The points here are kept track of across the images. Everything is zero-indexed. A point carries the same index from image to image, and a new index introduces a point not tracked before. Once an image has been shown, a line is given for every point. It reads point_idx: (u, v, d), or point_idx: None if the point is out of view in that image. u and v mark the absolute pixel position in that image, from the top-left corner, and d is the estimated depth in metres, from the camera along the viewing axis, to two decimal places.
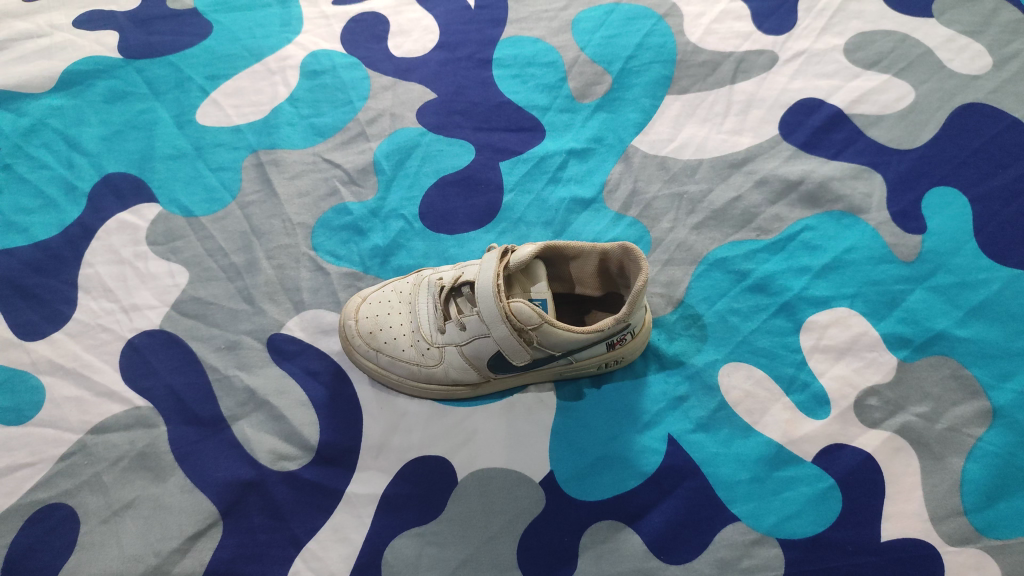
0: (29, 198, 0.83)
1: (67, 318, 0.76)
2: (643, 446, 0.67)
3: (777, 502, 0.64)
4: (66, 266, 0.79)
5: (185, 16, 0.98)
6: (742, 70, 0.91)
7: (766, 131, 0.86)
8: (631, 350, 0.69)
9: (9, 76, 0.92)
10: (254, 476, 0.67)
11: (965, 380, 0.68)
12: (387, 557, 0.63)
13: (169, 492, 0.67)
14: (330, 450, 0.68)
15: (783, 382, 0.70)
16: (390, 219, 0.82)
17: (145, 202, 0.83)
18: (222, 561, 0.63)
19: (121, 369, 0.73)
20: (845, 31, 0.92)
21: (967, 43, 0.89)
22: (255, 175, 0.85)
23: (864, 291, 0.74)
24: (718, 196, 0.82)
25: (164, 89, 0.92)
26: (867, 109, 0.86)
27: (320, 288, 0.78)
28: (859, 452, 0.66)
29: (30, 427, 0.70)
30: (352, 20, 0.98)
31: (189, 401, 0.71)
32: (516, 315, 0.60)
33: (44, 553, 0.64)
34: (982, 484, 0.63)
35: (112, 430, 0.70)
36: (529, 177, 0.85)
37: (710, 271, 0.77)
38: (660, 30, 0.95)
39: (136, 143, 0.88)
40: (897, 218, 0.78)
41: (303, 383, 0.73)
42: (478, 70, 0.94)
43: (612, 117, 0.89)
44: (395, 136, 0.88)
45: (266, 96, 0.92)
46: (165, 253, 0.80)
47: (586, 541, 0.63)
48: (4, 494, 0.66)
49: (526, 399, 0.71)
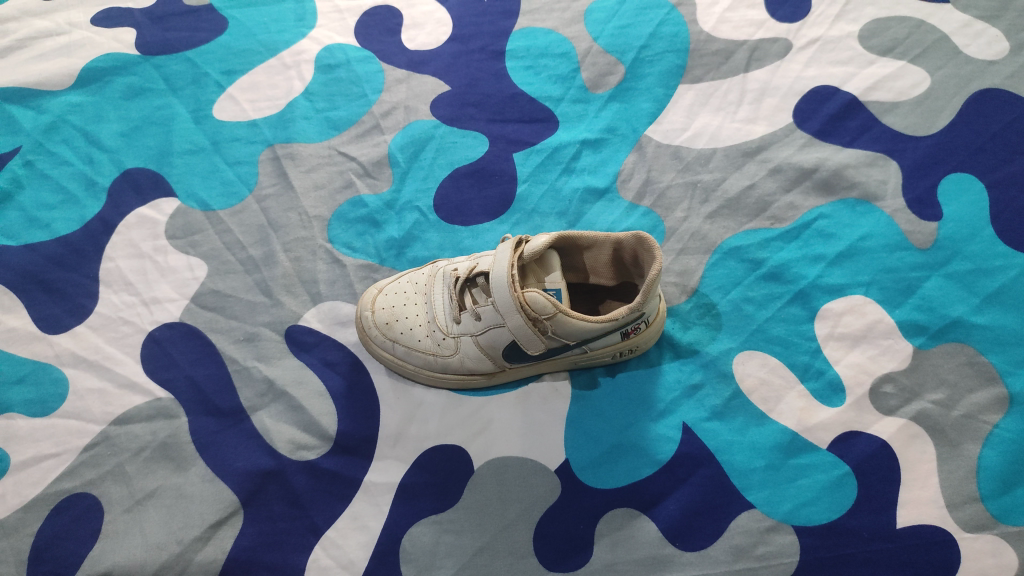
0: (50, 194, 0.85)
1: (89, 312, 0.77)
2: (658, 434, 0.68)
3: (792, 489, 0.64)
4: (87, 261, 0.80)
5: (200, 12, 0.99)
6: (755, 58, 0.91)
7: (780, 119, 0.86)
8: (646, 339, 0.69)
9: (28, 74, 0.93)
10: (274, 465, 0.68)
11: (981, 367, 0.68)
12: (406, 545, 0.64)
13: (190, 481, 0.68)
14: (348, 439, 0.69)
15: (798, 369, 0.70)
16: (405, 211, 0.83)
17: (163, 197, 0.84)
18: (243, 548, 0.65)
19: (143, 361, 0.74)
20: (859, 18, 0.92)
21: (983, 28, 0.89)
22: (272, 169, 0.86)
23: (879, 279, 0.74)
24: (732, 185, 0.82)
25: (181, 85, 0.93)
26: (882, 96, 0.86)
27: (336, 280, 0.79)
28: (874, 439, 0.66)
29: (55, 418, 0.71)
30: (365, 14, 0.99)
31: (209, 392, 0.72)
32: (531, 305, 0.61)
33: (70, 541, 0.65)
34: (999, 472, 0.63)
35: (134, 421, 0.71)
36: (542, 168, 0.85)
37: (724, 260, 0.77)
38: (673, 19, 0.95)
39: (155, 139, 0.89)
40: (913, 205, 0.78)
41: (321, 373, 0.74)
42: (491, 62, 0.94)
43: (625, 107, 0.89)
44: (409, 129, 0.89)
45: (281, 91, 0.93)
46: (184, 247, 0.81)
47: (602, 529, 0.64)
48: (30, 484, 0.68)
49: (541, 389, 0.71)
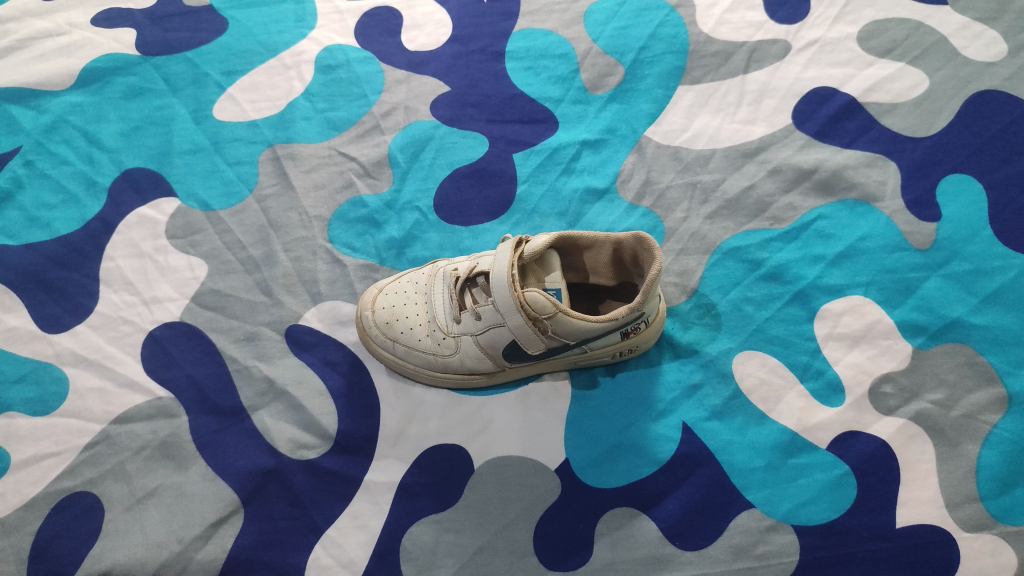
0: (51, 193, 0.85)
1: (89, 311, 0.77)
2: (658, 434, 0.68)
3: (792, 489, 0.64)
4: (88, 260, 0.80)
5: (201, 13, 0.99)
6: (754, 59, 0.91)
7: (779, 120, 0.86)
8: (646, 339, 0.69)
9: (29, 74, 0.93)
10: (274, 464, 0.68)
11: (980, 367, 0.68)
12: (406, 544, 0.64)
13: (190, 481, 0.68)
14: (348, 439, 0.70)
15: (797, 369, 0.70)
16: (405, 212, 0.83)
17: (164, 196, 0.85)
18: (243, 547, 0.65)
19: (143, 360, 0.74)
20: (858, 19, 0.92)
21: (982, 30, 0.89)
22: (272, 169, 0.86)
23: (878, 279, 0.74)
24: (731, 186, 0.82)
25: (181, 85, 0.93)
26: (881, 97, 0.86)
27: (336, 280, 0.79)
28: (874, 439, 0.66)
29: (55, 417, 0.71)
30: (366, 15, 0.99)
31: (209, 391, 0.73)
32: (530, 304, 0.61)
33: (70, 540, 0.65)
34: (998, 471, 0.63)
35: (134, 420, 0.71)
36: (542, 168, 0.85)
37: (723, 260, 0.78)
38: (672, 21, 0.95)
39: (155, 139, 0.89)
40: (912, 206, 0.78)
41: (321, 373, 0.74)
42: (491, 62, 0.94)
43: (625, 108, 0.89)
44: (409, 130, 0.89)
45: (282, 91, 0.93)
46: (185, 247, 0.81)
47: (602, 528, 0.64)
48: (30, 483, 0.68)
49: (541, 388, 0.71)
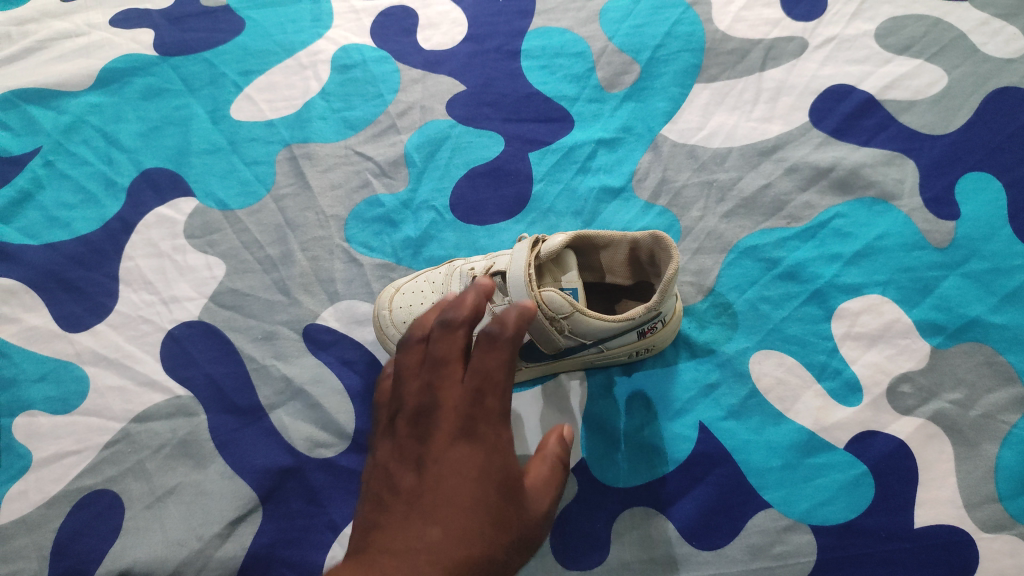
0: (70, 193, 0.86)
1: (109, 310, 0.78)
2: (675, 433, 0.68)
3: (809, 488, 0.64)
4: (107, 260, 0.81)
5: (218, 13, 1.00)
6: (771, 57, 0.90)
7: (796, 118, 0.86)
8: (662, 339, 0.69)
9: (48, 74, 0.94)
10: (293, 463, 0.69)
11: (999, 367, 0.68)
12: None
13: (210, 478, 0.69)
14: (366, 438, 0.70)
15: (815, 368, 0.70)
16: (421, 211, 0.83)
17: (182, 196, 0.85)
18: (263, 545, 0.65)
19: (162, 359, 0.75)
20: (875, 16, 0.91)
21: (1001, 26, 0.88)
22: (289, 169, 0.87)
23: (897, 278, 0.74)
24: (748, 184, 0.82)
25: (198, 85, 0.94)
26: (900, 94, 0.85)
27: (354, 279, 0.79)
28: (892, 438, 0.66)
29: (76, 415, 0.72)
30: (381, 14, 0.99)
31: (228, 390, 0.73)
32: (547, 305, 0.61)
33: (91, 537, 0.66)
34: (1017, 472, 0.63)
35: (154, 418, 0.72)
36: (558, 167, 0.85)
37: (740, 260, 0.77)
38: (688, 18, 0.95)
39: (173, 139, 0.90)
40: (930, 204, 0.78)
41: (339, 371, 0.74)
42: (506, 61, 0.94)
43: (641, 106, 0.89)
44: (425, 129, 0.89)
45: (298, 91, 0.93)
46: (202, 246, 0.82)
47: (619, 527, 0.64)
48: (52, 481, 0.69)
49: (558, 388, 0.72)
